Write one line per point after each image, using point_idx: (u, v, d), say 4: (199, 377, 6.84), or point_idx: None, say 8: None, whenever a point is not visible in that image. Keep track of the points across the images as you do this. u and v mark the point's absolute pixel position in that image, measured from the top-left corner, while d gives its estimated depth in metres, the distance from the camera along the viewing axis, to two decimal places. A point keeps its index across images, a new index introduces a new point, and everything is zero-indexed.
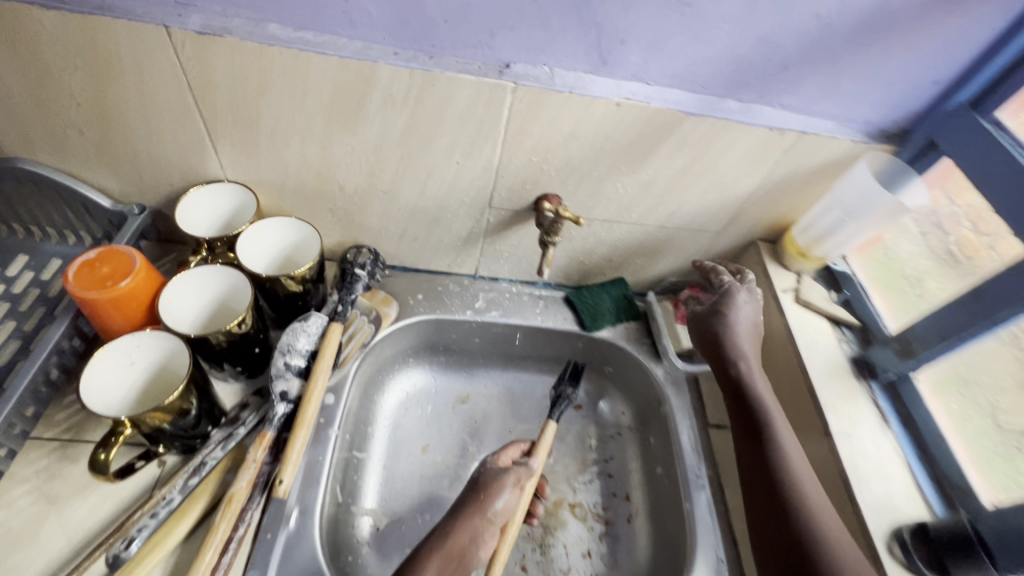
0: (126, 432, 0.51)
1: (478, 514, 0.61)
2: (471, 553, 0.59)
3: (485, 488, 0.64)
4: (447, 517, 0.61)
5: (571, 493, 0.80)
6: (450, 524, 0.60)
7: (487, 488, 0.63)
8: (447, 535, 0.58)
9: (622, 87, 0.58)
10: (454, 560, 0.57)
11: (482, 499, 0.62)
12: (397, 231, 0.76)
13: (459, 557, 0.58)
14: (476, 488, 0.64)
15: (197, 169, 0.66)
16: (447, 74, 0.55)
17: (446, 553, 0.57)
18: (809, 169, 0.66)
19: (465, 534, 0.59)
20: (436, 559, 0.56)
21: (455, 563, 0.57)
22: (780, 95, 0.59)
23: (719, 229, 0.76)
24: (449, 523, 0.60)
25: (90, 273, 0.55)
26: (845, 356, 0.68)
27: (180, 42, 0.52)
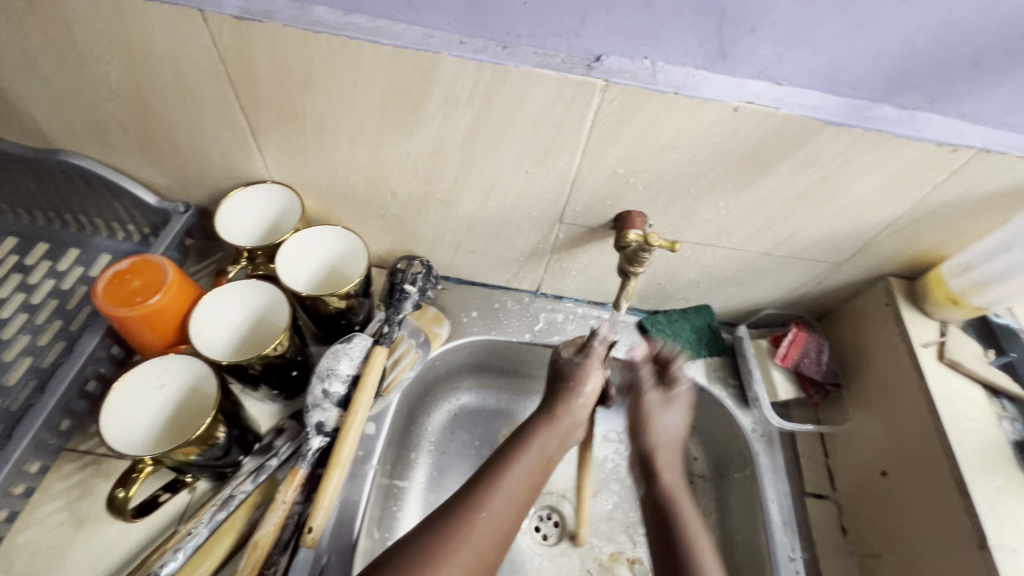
0: (147, 467, 0.47)
1: (572, 399, 0.59)
2: (570, 435, 0.59)
3: (569, 376, 0.61)
4: (543, 408, 0.59)
5: (631, 546, 0.69)
6: (550, 406, 0.59)
7: (573, 375, 0.61)
8: (549, 420, 0.57)
9: (743, 88, 0.45)
10: (560, 436, 0.57)
11: (571, 387, 0.60)
12: (453, 242, 0.67)
13: (562, 434, 0.57)
14: (563, 376, 0.61)
15: (242, 168, 0.60)
16: (522, 69, 0.44)
17: (550, 433, 0.56)
18: (983, 196, 0.51)
19: (564, 417, 0.58)
20: (540, 438, 0.55)
21: (558, 440, 0.57)
22: (959, 100, 0.45)
23: (840, 260, 0.62)
24: (543, 407, 0.59)
25: (120, 287, 0.50)
26: (1006, 439, 0.54)
27: (216, 29, 0.45)
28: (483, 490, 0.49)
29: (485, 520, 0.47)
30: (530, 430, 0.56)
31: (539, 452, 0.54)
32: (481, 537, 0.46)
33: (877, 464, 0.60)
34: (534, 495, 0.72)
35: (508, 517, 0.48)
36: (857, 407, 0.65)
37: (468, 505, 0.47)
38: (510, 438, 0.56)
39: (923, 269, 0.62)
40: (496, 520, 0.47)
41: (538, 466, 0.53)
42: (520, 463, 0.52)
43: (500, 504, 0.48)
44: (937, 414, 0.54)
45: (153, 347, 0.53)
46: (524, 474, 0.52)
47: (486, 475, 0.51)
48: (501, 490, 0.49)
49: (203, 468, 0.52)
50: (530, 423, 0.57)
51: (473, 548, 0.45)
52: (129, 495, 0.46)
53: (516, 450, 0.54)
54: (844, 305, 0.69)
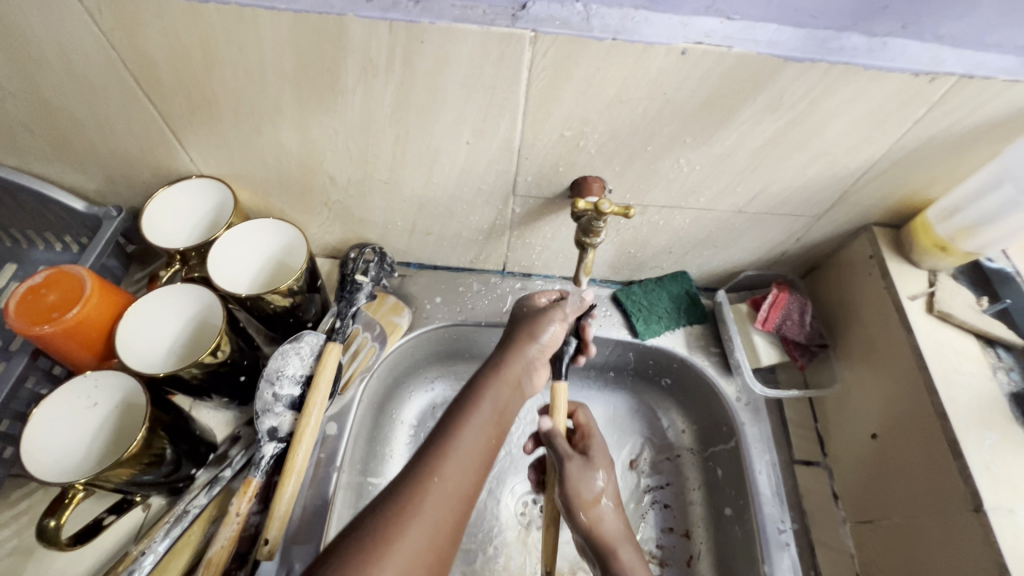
0: (79, 493, 0.44)
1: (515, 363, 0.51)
2: (526, 384, 0.51)
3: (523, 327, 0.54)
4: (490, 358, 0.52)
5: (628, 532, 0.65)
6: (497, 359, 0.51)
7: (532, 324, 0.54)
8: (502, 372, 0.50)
9: (691, 27, 0.40)
10: (516, 388, 0.50)
11: (517, 337, 0.53)
12: (406, 225, 0.63)
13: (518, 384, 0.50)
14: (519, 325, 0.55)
15: (166, 163, 0.56)
16: (438, 26, 0.40)
17: (501, 387, 0.48)
18: (969, 128, 0.46)
19: (520, 366, 0.51)
20: (495, 390, 0.48)
21: (512, 390, 0.49)
22: (936, 21, 0.39)
23: (820, 212, 0.57)
24: (493, 358, 0.51)
25: (32, 303, 0.47)
26: (1002, 392, 0.50)
27: (93, 7, 0.40)
28: (431, 457, 0.42)
29: (439, 487, 0.40)
30: (479, 380, 0.49)
31: (495, 400, 0.47)
32: (438, 506, 0.39)
33: (866, 427, 0.57)
34: (518, 481, 0.70)
35: (468, 479, 0.42)
36: (845, 367, 0.61)
37: (417, 474, 0.41)
38: (461, 392, 0.49)
39: (909, 216, 0.58)
40: (452, 485, 0.41)
41: (493, 425, 0.46)
42: (472, 422, 0.45)
43: (453, 469, 0.41)
44: (927, 370, 0.50)
45: (83, 363, 0.50)
46: (480, 431, 0.45)
47: (435, 439, 0.43)
48: (454, 452, 0.42)
49: (149, 486, 0.49)
50: (479, 374, 0.49)
51: (431, 518, 0.38)
52: (61, 524, 0.43)
53: (465, 407, 0.46)
54: (828, 260, 0.65)
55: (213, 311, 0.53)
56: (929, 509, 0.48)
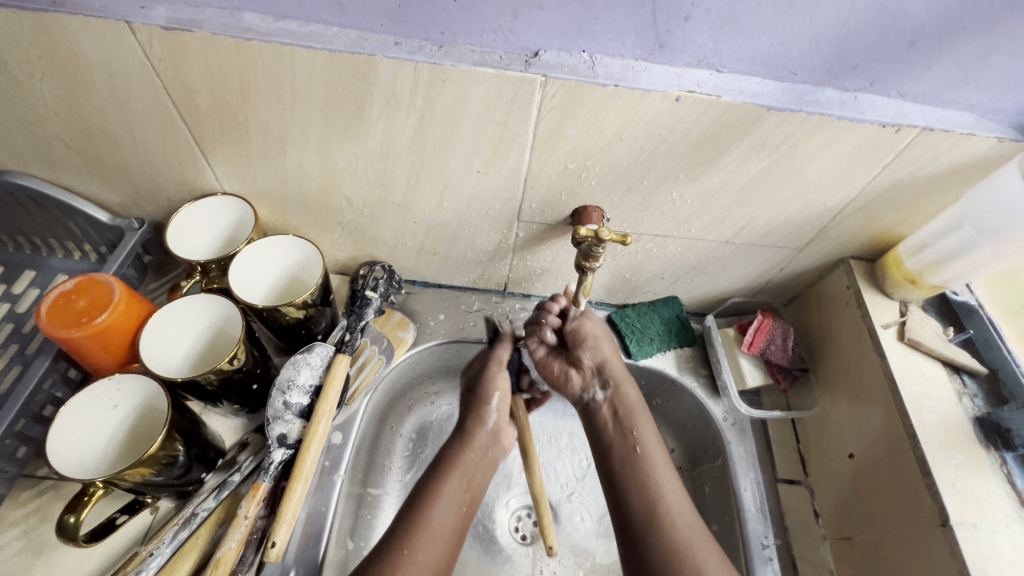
0: (98, 491, 0.46)
1: (477, 430, 0.59)
2: (492, 452, 0.59)
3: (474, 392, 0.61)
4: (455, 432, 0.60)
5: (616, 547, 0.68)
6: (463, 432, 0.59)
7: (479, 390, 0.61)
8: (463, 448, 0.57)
9: (684, 77, 0.45)
10: (481, 459, 0.58)
11: (481, 397, 0.60)
12: (414, 245, 0.67)
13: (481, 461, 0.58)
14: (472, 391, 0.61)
15: (192, 180, 0.59)
16: (459, 69, 0.44)
17: (468, 460, 0.57)
18: (933, 173, 0.51)
19: (475, 455, 0.57)
20: (457, 472, 0.56)
21: (479, 458, 0.58)
22: (900, 80, 0.45)
23: (801, 245, 0.62)
24: (459, 429, 0.60)
25: (63, 307, 0.49)
26: (967, 415, 0.54)
27: (146, 41, 0.44)
28: (405, 534, 0.49)
29: (418, 563, 0.48)
30: (449, 455, 0.57)
31: (460, 482, 0.55)
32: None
33: (845, 447, 0.60)
34: (513, 495, 0.72)
35: (438, 550, 0.50)
36: (824, 390, 0.65)
37: (390, 549, 0.48)
38: (429, 470, 0.56)
39: (882, 250, 0.63)
40: (420, 559, 0.48)
41: (463, 503, 0.54)
42: (440, 500, 0.53)
43: (423, 543, 0.49)
44: (898, 394, 0.54)
45: (104, 366, 0.52)
46: (450, 505, 0.53)
47: (408, 517, 0.51)
48: (425, 529, 0.50)
49: (161, 487, 0.51)
50: (448, 449, 0.58)
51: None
52: (80, 519, 0.45)
53: (435, 483, 0.54)
54: (809, 290, 0.70)
55: (230, 316, 0.56)
56: (901, 525, 0.51)
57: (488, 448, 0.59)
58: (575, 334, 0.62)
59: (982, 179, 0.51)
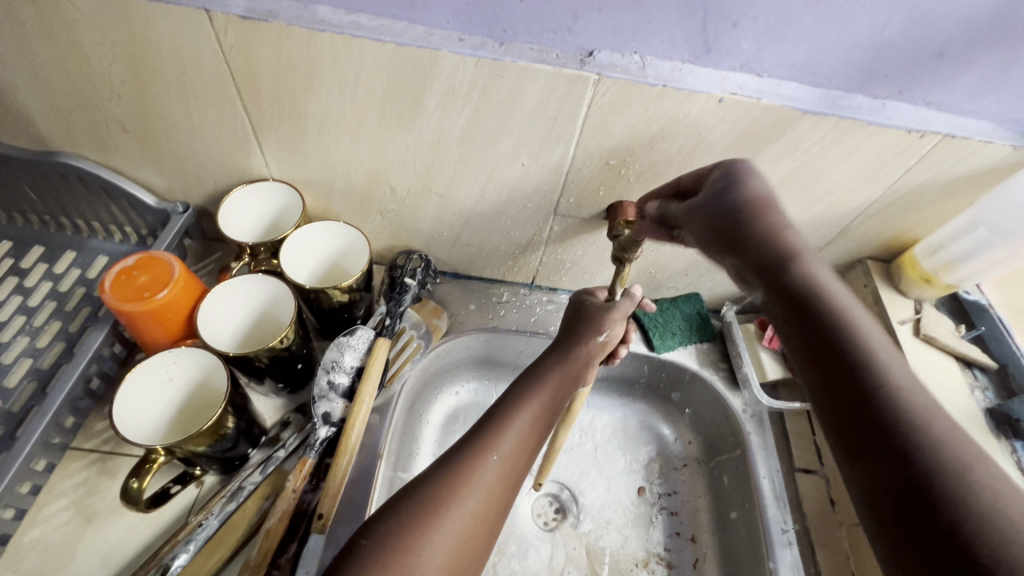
0: (159, 458, 0.47)
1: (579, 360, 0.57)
2: (585, 375, 0.58)
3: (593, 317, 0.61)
4: (553, 350, 0.58)
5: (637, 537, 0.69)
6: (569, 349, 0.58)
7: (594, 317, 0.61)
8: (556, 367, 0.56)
9: (727, 80, 0.48)
10: (574, 378, 0.56)
11: (598, 320, 0.60)
12: (450, 236, 0.69)
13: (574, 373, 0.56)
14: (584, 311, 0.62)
15: (243, 165, 0.61)
16: (518, 65, 0.47)
17: (563, 373, 0.56)
18: (950, 178, 0.55)
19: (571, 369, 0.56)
20: (548, 386, 0.54)
21: (572, 380, 0.56)
22: (925, 90, 0.48)
23: (822, 245, 0.65)
24: (567, 343, 0.59)
25: (126, 283, 0.51)
26: (979, 407, 0.57)
27: (221, 28, 0.46)
28: (490, 436, 0.48)
29: (495, 464, 0.46)
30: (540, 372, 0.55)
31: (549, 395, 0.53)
32: (491, 481, 0.45)
33: None
34: (536, 483, 0.73)
35: (518, 460, 0.47)
36: None
37: (476, 449, 0.46)
38: (519, 382, 0.54)
39: (898, 252, 0.66)
40: (507, 464, 0.46)
41: (541, 411, 0.52)
42: (525, 408, 0.51)
43: (507, 446, 0.47)
44: None
45: (158, 342, 0.53)
46: (533, 418, 0.50)
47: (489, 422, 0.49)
48: (510, 434, 0.48)
49: (211, 460, 0.53)
50: (547, 359, 0.57)
51: (485, 489, 0.44)
52: (143, 486, 0.47)
53: (520, 396, 0.52)
54: None
55: (281, 291, 0.57)
56: None
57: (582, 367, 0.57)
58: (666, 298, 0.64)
59: (997, 185, 0.54)
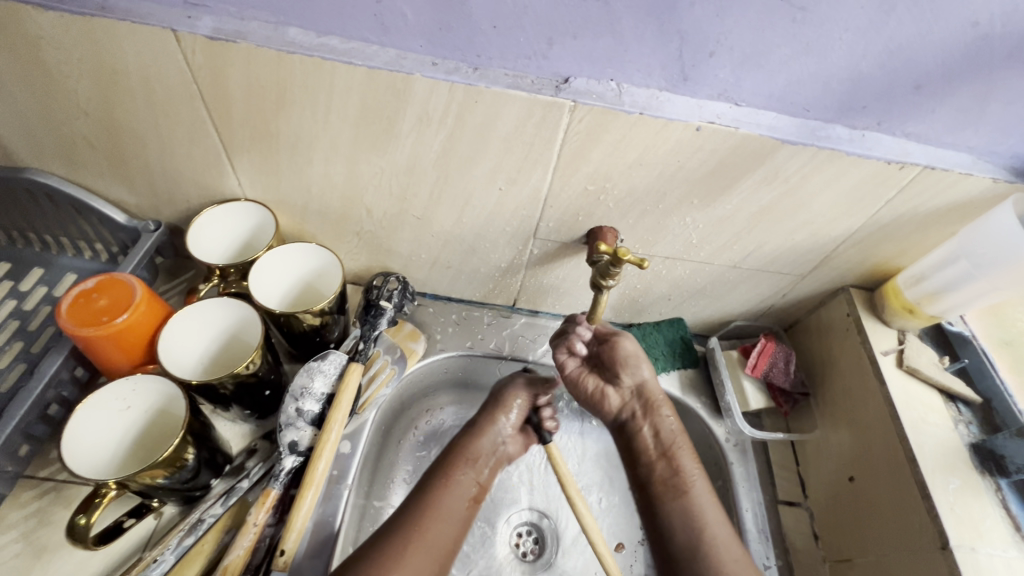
0: (111, 492, 0.46)
1: (487, 432, 0.63)
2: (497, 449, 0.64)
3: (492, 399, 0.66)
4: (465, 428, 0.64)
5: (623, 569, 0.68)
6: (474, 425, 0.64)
7: (495, 399, 0.65)
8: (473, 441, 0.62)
9: (705, 109, 0.47)
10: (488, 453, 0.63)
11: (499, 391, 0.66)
12: (429, 258, 0.68)
13: (483, 459, 0.62)
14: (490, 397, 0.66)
15: (215, 186, 0.60)
16: (493, 90, 0.46)
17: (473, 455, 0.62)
18: (932, 210, 0.54)
19: (485, 448, 0.63)
20: (475, 453, 0.62)
21: (478, 463, 0.62)
22: (904, 121, 0.47)
23: (804, 272, 0.65)
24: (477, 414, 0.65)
25: (84, 306, 0.50)
26: (963, 442, 0.56)
27: (189, 49, 0.45)
28: (414, 519, 0.55)
29: (421, 545, 0.53)
30: (461, 444, 0.63)
31: (469, 469, 0.61)
32: (423, 563, 0.52)
33: (843, 470, 0.62)
34: (514, 511, 0.71)
35: (445, 539, 0.55)
36: (824, 414, 0.67)
37: (402, 529, 0.53)
38: (440, 458, 0.62)
39: (881, 280, 0.66)
40: (432, 540, 0.54)
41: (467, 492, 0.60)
42: (438, 515, 0.56)
43: (431, 526, 0.55)
44: (898, 419, 0.57)
45: (119, 366, 0.52)
46: (443, 521, 0.56)
47: (420, 501, 0.57)
48: (434, 517, 0.56)
49: (170, 491, 0.50)
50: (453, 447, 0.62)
51: (411, 572, 0.51)
52: (91, 522, 0.45)
53: (445, 468, 0.60)
54: (809, 316, 0.72)
55: (250, 315, 0.56)
56: (900, 547, 0.53)
57: (495, 442, 0.63)
58: (610, 357, 0.62)
59: (981, 215, 0.54)
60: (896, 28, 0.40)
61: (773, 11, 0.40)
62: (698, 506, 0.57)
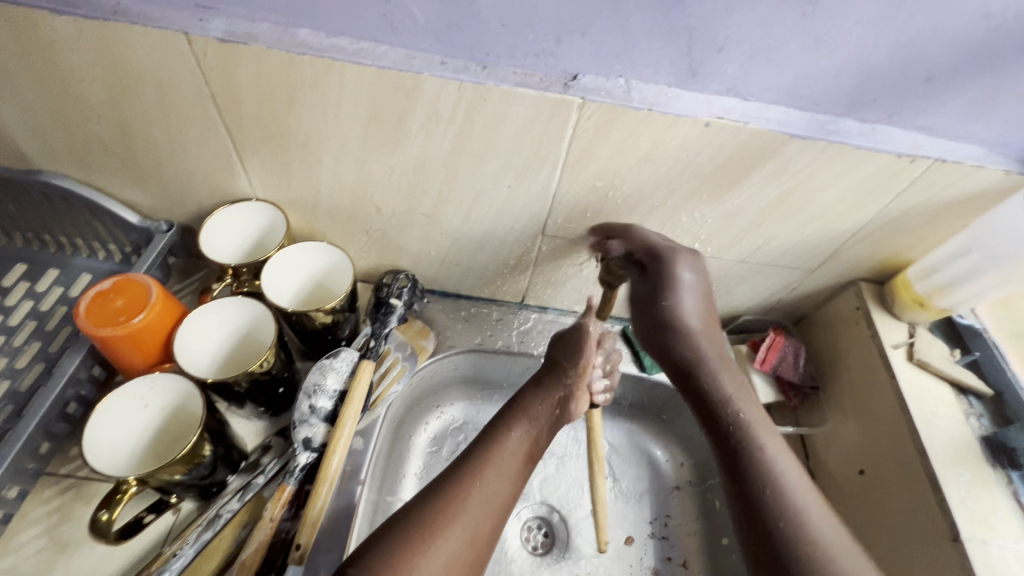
0: (131, 489, 0.47)
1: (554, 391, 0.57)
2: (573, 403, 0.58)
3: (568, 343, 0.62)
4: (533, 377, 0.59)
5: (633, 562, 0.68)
6: (557, 361, 0.60)
7: (568, 352, 0.61)
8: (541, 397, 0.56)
9: (713, 104, 0.47)
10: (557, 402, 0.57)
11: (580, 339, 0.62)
12: (438, 255, 0.68)
13: (544, 421, 0.55)
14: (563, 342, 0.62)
15: (227, 186, 0.60)
16: (501, 88, 0.46)
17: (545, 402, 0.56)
18: (942, 203, 0.54)
19: (548, 407, 0.56)
20: (545, 401, 0.56)
21: (555, 405, 0.56)
22: (915, 114, 0.47)
23: (813, 266, 0.65)
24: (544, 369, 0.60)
25: (101, 306, 0.51)
26: (974, 435, 0.56)
27: (201, 51, 0.46)
28: (475, 465, 0.49)
29: (477, 491, 0.47)
30: (525, 401, 0.55)
31: (530, 423, 0.54)
32: (474, 511, 0.46)
33: (854, 464, 0.62)
34: (524, 506, 0.72)
35: (502, 488, 0.48)
36: (833, 408, 0.67)
37: (461, 479, 0.47)
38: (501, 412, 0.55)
39: (891, 273, 0.66)
40: (488, 492, 0.47)
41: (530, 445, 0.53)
42: (493, 468, 0.49)
43: (492, 476, 0.48)
44: (909, 413, 0.57)
45: (136, 364, 0.53)
46: (499, 471, 0.49)
47: (475, 453, 0.50)
48: (493, 464, 0.49)
49: (187, 487, 0.51)
50: (525, 395, 0.56)
51: (468, 518, 0.45)
52: (112, 518, 0.46)
53: (507, 421, 0.53)
54: (818, 310, 0.72)
55: (262, 313, 0.57)
56: (911, 539, 0.53)
57: (553, 407, 0.56)
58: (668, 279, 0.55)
59: (993, 207, 0.54)
60: (906, 21, 0.40)
61: (781, 6, 0.40)
62: (787, 487, 0.44)
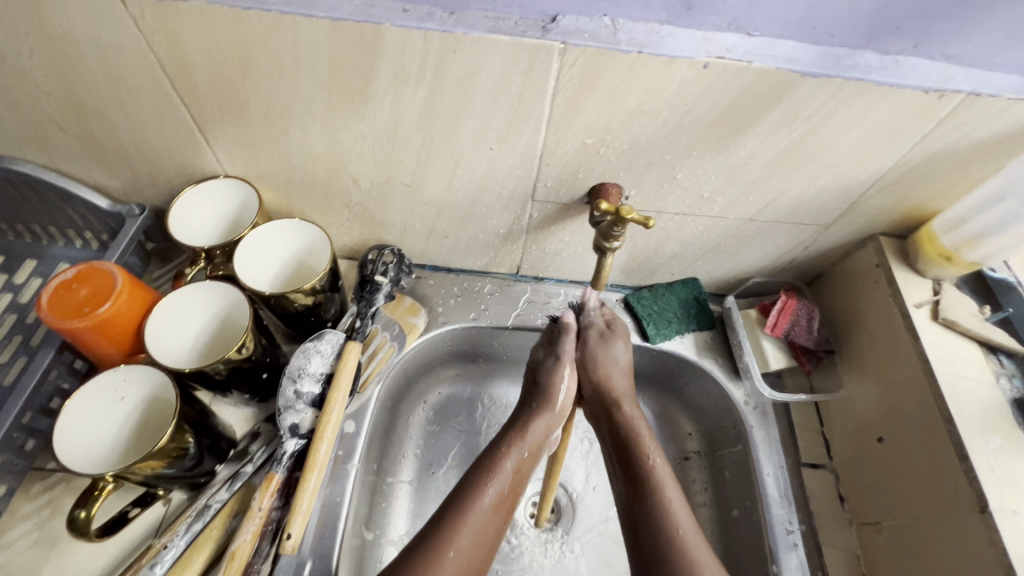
0: (108, 485, 0.45)
1: (542, 411, 0.57)
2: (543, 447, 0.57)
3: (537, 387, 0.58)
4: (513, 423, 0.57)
5: None
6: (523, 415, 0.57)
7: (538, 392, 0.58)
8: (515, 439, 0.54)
9: (713, 42, 0.41)
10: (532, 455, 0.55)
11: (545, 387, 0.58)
12: (424, 228, 0.64)
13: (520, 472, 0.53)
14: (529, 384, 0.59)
15: (194, 164, 0.57)
16: (472, 37, 0.41)
17: (522, 450, 0.54)
18: (975, 145, 0.48)
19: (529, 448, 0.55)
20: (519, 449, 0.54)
21: (529, 455, 0.55)
22: (945, 41, 0.41)
23: (829, 221, 0.59)
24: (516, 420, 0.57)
25: (65, 297, 0.48)
26: (1005, 398, 0.52)
27: (137, 12, 0.41)
28: (449, 524, 0.47)
29: (451, 560, 0.45)
30: (501, 446, 0.54)
31: (508, 473, 0.52)
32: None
33: (872, 431, 0.59)
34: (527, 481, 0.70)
35: (479, 545, 0.47)
36: (850, 373, 0.63)
37: (431, 548, 0.45)
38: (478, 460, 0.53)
39: (914, 226, 0.60)
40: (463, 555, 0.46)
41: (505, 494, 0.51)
42: (467, 523, 0.47)
43: (466, 539, 0.47)
44: (933, 376, 0.52)
45: (111, 355, 0.51)
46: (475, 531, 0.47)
47: (451, 507, 0.49)
48: (468, 527, 0.47)
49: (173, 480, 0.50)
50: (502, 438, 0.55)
51: None
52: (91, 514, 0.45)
53: (484, 474, 0.51)
54: (834, 269, 0.67)
55: (238, 297, 0.54)
56: (935, 510, 0.50)
57: (534, 442, 0.55)
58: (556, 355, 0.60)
59: None
60: None
61: None
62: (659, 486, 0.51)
